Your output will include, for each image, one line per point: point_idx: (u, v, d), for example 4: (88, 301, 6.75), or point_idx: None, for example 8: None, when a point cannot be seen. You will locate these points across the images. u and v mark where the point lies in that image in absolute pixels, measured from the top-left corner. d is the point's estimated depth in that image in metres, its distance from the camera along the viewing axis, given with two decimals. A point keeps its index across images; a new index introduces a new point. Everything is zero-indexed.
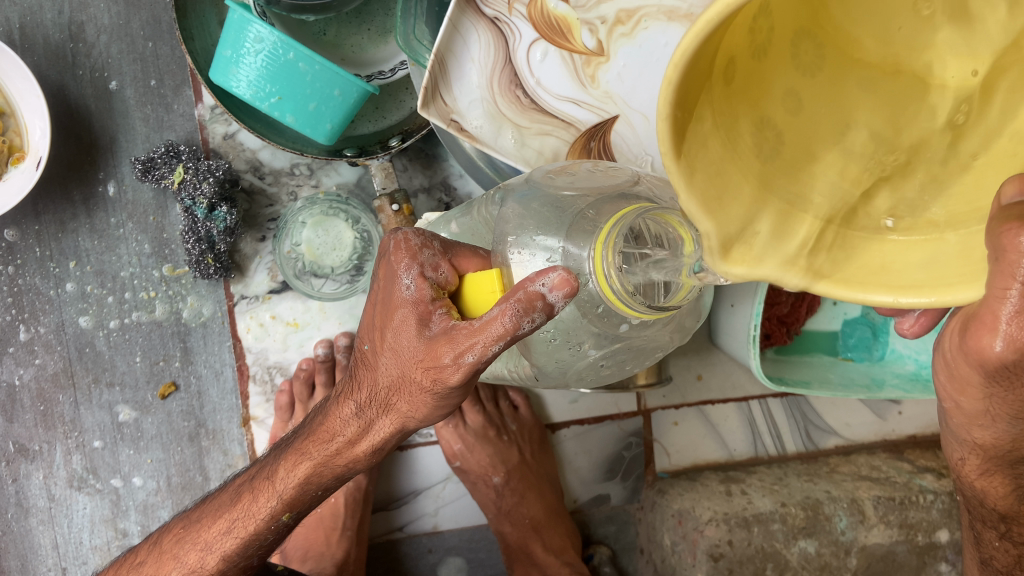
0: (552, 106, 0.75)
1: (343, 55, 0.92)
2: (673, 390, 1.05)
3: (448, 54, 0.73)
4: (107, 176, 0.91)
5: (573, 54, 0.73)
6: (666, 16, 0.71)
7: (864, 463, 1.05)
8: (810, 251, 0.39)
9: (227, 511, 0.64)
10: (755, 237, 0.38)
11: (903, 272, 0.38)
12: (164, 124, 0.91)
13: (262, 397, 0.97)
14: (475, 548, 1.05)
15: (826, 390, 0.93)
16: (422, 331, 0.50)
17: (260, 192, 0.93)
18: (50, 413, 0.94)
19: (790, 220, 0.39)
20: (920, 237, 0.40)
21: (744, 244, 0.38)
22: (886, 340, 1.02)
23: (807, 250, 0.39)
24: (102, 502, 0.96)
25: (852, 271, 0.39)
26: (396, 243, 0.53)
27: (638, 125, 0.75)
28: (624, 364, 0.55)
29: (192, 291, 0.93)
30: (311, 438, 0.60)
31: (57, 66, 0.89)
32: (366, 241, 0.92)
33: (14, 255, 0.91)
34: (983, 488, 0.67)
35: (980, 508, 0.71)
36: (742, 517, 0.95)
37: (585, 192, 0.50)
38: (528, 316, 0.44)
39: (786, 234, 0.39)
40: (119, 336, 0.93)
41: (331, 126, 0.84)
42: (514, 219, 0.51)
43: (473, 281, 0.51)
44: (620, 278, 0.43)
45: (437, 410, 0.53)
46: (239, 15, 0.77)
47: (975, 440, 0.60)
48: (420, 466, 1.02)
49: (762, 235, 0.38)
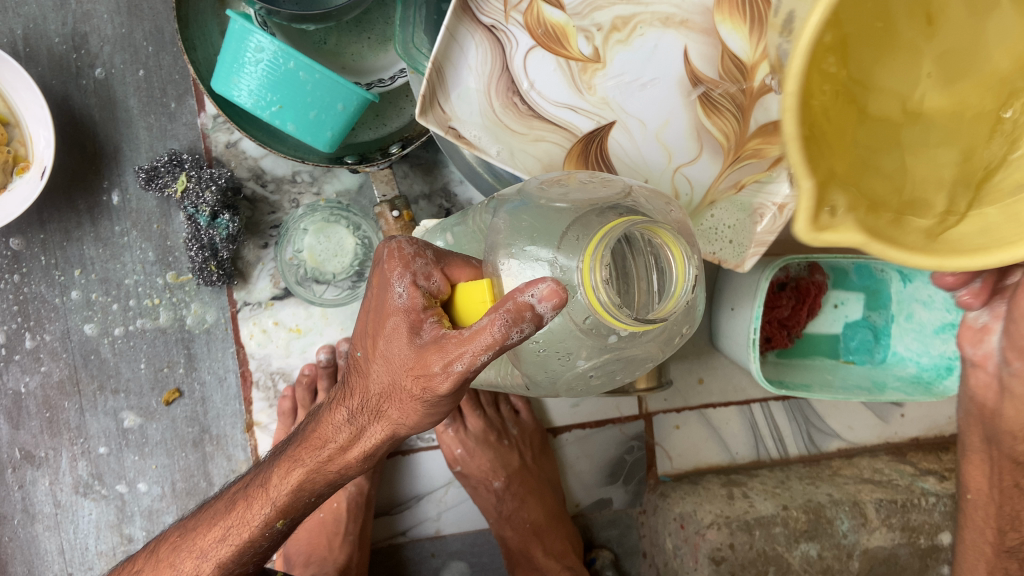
0: (549, 113, 0.76)
1: (343, 63, 0.92)
2: (674, 393, 1.05)
3: (446, 64, 0.73)
4: (111, 186, 0.92)
5: (570, 61, 0.74)
6: (662, 23, 0.73)
7: (867, 466, 1.05)
8: (876, 224, 0.39)
9: (222, 518, 0.65)
10: (832, 209, 0.38)
11: (985, 241, 0.40)
12: (167, 133, 0.92)
13: (266, 403, 0.97)
14: (478, 552, 1.05)
15: (827, 394, 0.94)
16: (413, 339, 0.51)
17: (263, 200, 0.94)
18: (56, 420, 0.95)
19: (806, 125, 0.36)
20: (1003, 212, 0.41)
21: (823, 212, 0.37)
22: (887, 342, 1.03)
23: (881, 227, 0.39)
24: (108, 507, 0.97)
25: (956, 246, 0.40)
26: (390, 251, 0.54)
27: (634, 131, 0.76)
28: (615, 374, 0.56)
29: (196, 298, 0.94)
30: (304, 445, 0.61)
31: (61, 76, 0.90)
32: (367, 247, 0.93)
33: (19, 264, 0.93)
34: None
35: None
36: (744, 520, 0.96)
37: (574, 204, 0.51)
38: (517, 326, 0.45)
39: (854, 212, 0.38)
40: (124, 343, 0.94)
41: (332, 134, 0.84)
42: (506, 229, 0.52)
43: (465, 290, 0.52)
44: (607, 290, 0.44)
45: (427, 417, 0.54)
46: (240, 26, 0.78)
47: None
48: (422, 471, 1.02)
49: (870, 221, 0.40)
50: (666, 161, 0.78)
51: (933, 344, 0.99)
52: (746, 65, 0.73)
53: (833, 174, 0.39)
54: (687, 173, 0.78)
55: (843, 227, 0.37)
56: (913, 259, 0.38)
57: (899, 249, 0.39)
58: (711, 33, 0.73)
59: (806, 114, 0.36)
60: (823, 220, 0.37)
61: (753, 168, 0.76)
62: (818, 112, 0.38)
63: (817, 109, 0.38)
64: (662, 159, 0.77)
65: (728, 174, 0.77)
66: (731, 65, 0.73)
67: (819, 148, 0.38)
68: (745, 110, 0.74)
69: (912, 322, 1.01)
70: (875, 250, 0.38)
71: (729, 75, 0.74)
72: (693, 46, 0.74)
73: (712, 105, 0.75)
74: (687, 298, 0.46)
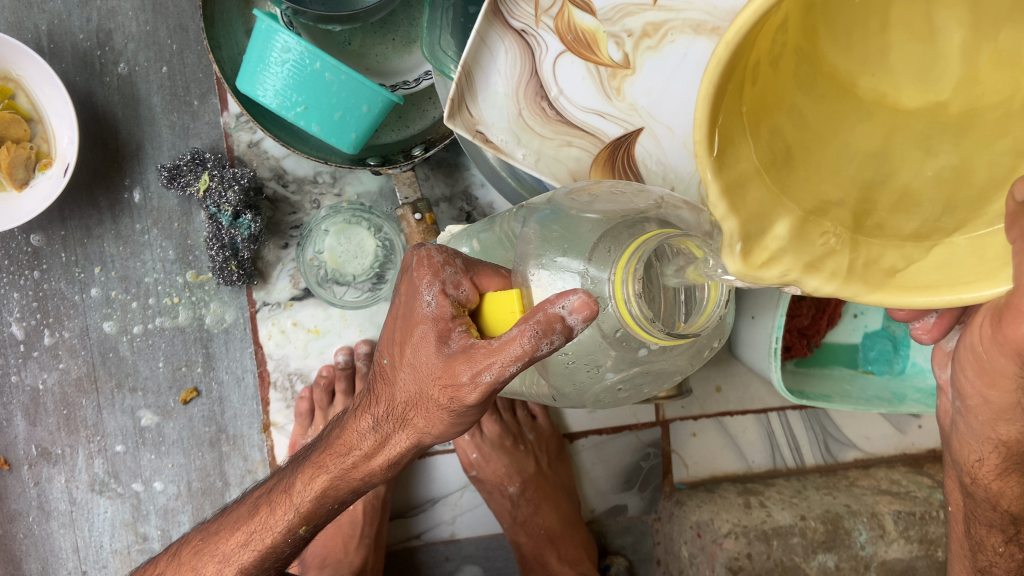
0: (577, 118, 0.75)
1: (367, 65, 0.92)
2: (691, 401, 1.04)
3: (475, 67, 0.73)
4: (133, 183, 0.92)
5: (599, 67, 0.73)
6: (693, 30, 0.70)
7: (884, 477, 1.04)
8: (823, 254, 0.40)
9: (245, 523, 0.65)
10: (774, 240, 0.39)
11: (938, 278, 0.40)
12: (190, 131, 0.91)
13: (283, 404, 0.97)
14: (492, 557, 1.05)
15: (847, 404, 0.93)
16: (441, 349, 0.51)
17: (284, 200, 0.93)
18: (73, 417, 0.95)
19: (726, 177, 0.37)
20: (926, 245, 0.41)
21: (764, 247, 0.39)
22: (907, 353, 1.01)
23: (833, 255, 0.40)
24: (123, 506, 0.96)
25: (862, 272, 0.40)
26: (419, 259, 0.54)
27: (662, 138, 0.75)
28: (642, 387, 0.55)
29: (215, 297, 0.93)
30: (329, 451, 0.60)
31: (85, 72, 0.90)
32: (388, 249, 0.92)
33: (40, 261, 0.92)
34: (998, 489, 0.65)
35: (987, 512, 0.69)
36: (761, 530, 0.95)
37: (608, 214, 0.51)
38: (547, 338, 0.44)
39: (800, 239, 0.40)
40: (142, 341, 0.94)
41: (355, 136, 0.84)
42: (536, 239, 0.52)
43: (493, 300, 0.51)
44: (640, 303, 0.44)
45: (453, 427, 0.54)
46: (265, 25, 0.77)
47: (999, 437, 0.59)
48: (437, 475, 1.02)
49: (781, 238, 0.39)
50: (693, 169, 0.76)
51: None
52: None
53: (789, 191, 0.41)
54: None
55: (777, 265, 0.39)
56: (867, 294, 0.39)
57: (846, 283, 0.39)
58: None
59: (736, 160, 0.38)
60: (757, 259, 0.39)
61: None
62: (779, 148, 0.41)
63: (750, 153, 0.39)
64: (688, 167, 0.75)
65: None
66: None
67: (772, 167, 0.40)
68: None
69: None
70: (816, 287, 0.39)
71: None
72: None
73: None
74: (721, 310, 0.45)
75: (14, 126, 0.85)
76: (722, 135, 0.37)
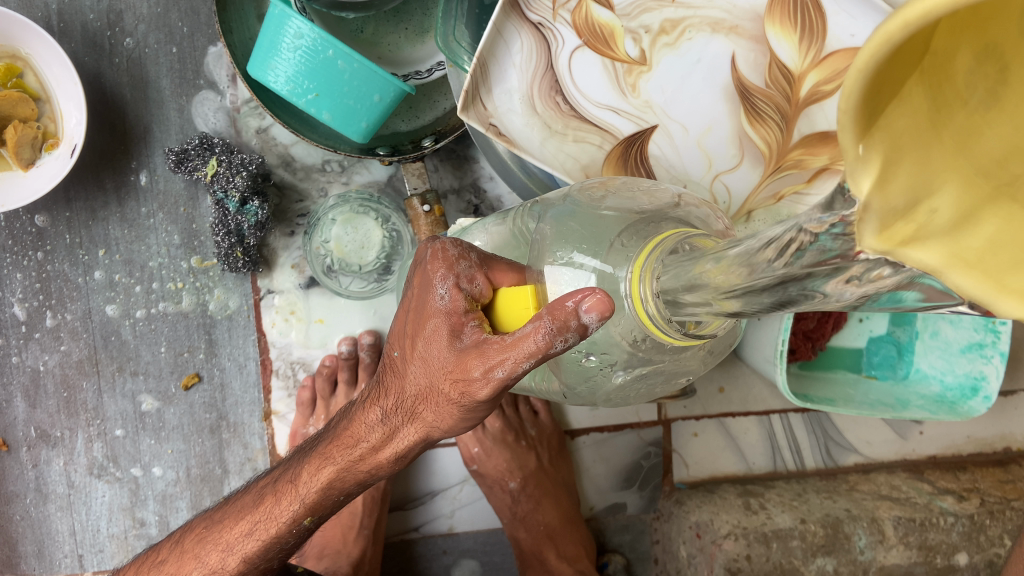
0: (591, 114, 0.73)
1: (379, 53, 0.91)
2: (694, 401, 1.04)
3: (490, 59, 0.72)
4: (140, 166, 0.91)
5: (615, 63, 0.72)
6: (711, 28, 0.70)
7: (884, 482, 1.04)
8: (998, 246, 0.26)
9: (249, 512, 0.65)
10: (927, 215, 0.26)
11: None
12: (199, 116, 0.91)
13: (284, 392, 0.97)
14: (491, 551, 1.05)
15: (851, 408, 0.92)
16: (453, 342, 0.50)
17: (291, 187, 0.93)
18: (73, 400, 0.95)
19: (882, 143, 0.24)
20: None
21: (909, 221, 0.26)
22: (911, 359, 1.00)
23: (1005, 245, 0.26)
24: (121, 490, 0.96)
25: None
26: (433, 252, 0.53)
27: (676, 136, 0.73)
28: (654, 387, 0.55)
29: (219, 284, 0.93)
30: (335, 443, 0.60)
31: (94, 52, 0.89)
32: (396, 240, 0.92)
33: (44, 241, 0.92)
34: None
35: None
36: (761, 532, 0.95)
37: (623, 211, 0.50)
38: (562, 336, 0.44)
39: (969, 218, 0.26)
40: (145, 325, 0.93)
41: (366, 125, 0.83)
42: (551, 234, 0.51)
43: (507, 294, 0.51)
44: (656, 303, 0.44)
45: (463, 422, 0.53)
46: (278, 11, 0.76)
47: None
48: (438, 468, 1.02)
49: (935, 215, 0.26)
50: (706, 168, 0.74)
51: (958, 363, 0.97)
52: (793, 74, 0.69)
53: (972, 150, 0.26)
54: (727, 182, 0.74)
55: (921, 251, 0.26)
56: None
57: (1001, 291, 0.25)
58: (760, 40, 0.70)
59: (895, 117, 0.24)
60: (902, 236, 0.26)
61: (793, 179, 0.72)
62: (974, 84, 0.25)
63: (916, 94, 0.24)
64: (701, 166, 0.74)
65: (767, 185, 0.73)
66: (779, 74, 0.70)
67: (953, 111, 0.26)
68: (791, 118, 0.71)
69: (937, 340, 0.98)
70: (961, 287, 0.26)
71: (776, 83, 0.70)
72: (741, 53, 0.70)
73: (755, 112, 0.71)
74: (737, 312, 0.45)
75: (22, 105, 0.85)
76: (890, 99, 0.24)
